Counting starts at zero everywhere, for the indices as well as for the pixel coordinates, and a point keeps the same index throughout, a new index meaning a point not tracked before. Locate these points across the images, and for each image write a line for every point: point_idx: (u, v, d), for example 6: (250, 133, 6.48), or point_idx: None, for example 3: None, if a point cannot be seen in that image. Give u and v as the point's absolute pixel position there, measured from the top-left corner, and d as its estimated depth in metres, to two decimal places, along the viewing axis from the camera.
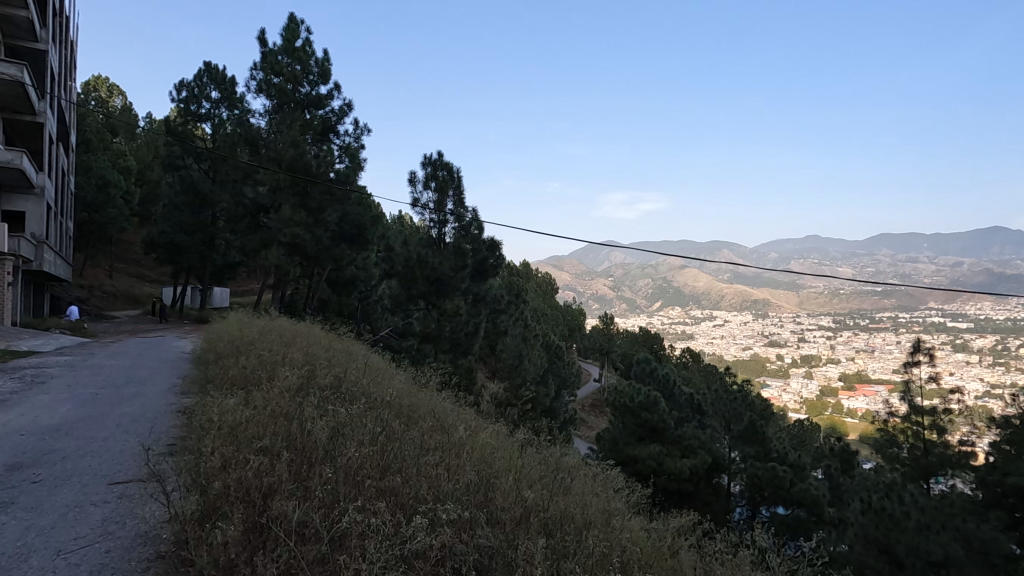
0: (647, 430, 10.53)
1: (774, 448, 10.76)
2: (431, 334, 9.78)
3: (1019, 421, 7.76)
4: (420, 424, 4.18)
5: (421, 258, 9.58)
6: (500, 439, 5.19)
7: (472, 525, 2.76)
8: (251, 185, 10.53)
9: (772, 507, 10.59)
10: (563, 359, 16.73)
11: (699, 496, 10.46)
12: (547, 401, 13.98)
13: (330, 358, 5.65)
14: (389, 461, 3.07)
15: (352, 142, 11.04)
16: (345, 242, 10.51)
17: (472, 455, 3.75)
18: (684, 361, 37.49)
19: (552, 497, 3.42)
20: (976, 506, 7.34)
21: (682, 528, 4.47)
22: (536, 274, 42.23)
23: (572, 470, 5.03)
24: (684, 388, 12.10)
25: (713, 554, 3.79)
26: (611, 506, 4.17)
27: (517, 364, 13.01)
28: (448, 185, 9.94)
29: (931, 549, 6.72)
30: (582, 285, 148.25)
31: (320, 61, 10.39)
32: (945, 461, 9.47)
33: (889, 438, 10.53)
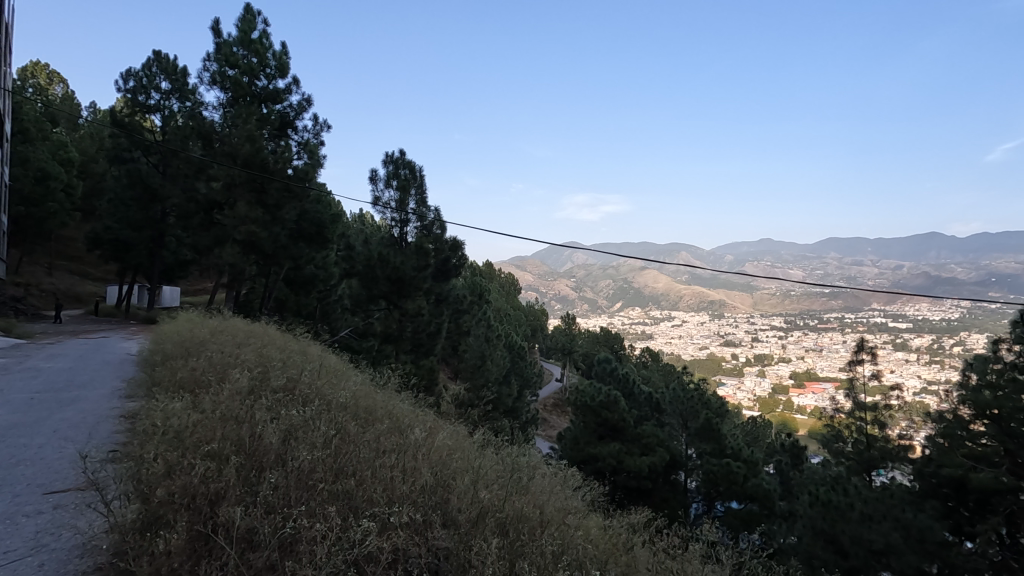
0: (607, 429, 10.70)
1: (728, 445, 11.14)
2: (393, 335, 9.65)
3: (953, 415, 8.18)
4: (377, 425, 4.13)
5: (382, 257, 9.40)
6: (460, 439, 5.17)
7: (427, 528, 2.76)
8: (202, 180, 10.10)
9: (726, 502, 10.94)
10: (526, 359, 16.81)
11: (658, 493, 10.68)
12: (509, 401, 13.99)
13: (285, 360, 5.51)
14: (343, 465, 3.03)
15: (312, 139, 10.77)
16: (303, 240, 10.23)
17: (429, 457, 3.74)
18: (643, 360, 38.29)
19: (507, 496, 3.45)
20: (914, 497, 7.75)
21: (638, 525, 4.57)
22: (499, 274, 42.29)
23: (531, 470, 5.08)
24: (643, 387, 12.35)
25: (667, 550, 3.90)
26: (568, 504, 4.25)
27: (479, 364, 13.01)
28: (409, 184, 9.81)
29: (873, 538, 7.07)
30: (544, 286, 149.23)
31: (278, 54, 10.11)
32: (886, 455, 10.03)
33: (835, 433, 11.15)
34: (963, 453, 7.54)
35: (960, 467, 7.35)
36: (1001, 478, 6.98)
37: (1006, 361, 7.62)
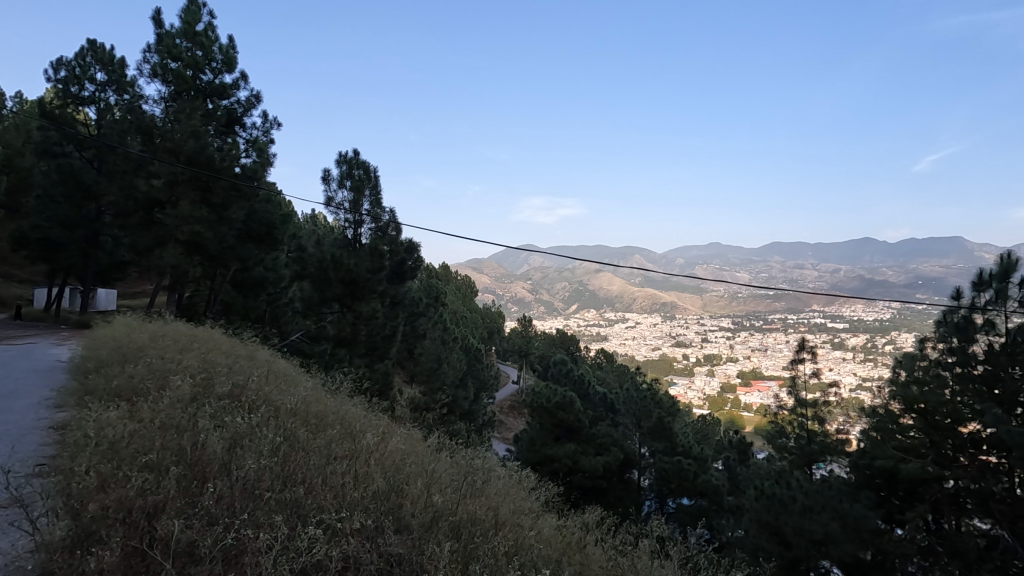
0: (563, 429, 10.80)
1: (680, 443, 11.46)
2: (346, 338, 9.47)
3: (884, 410, 8.71)
4: (328, 431, 4.04)
5: (334, 259, 9.18)
6: (414, 443, 5.12)
7: (379, 534, 2.73)
8: (140, 176, 9.49)
9: (678, 498, 11.25)
10: (482, 362, 16.79)
11: (613, 492, 10.86)
12: (466, 404, 13.89)
13: (231, 365, 5.31)
14: (292, 473, 2.96)
15: (261, 136, 10.42)
16: (251, 241, 9.94)
17: (382, 462, 3.68)
18: (598, 361, 38.92)
19: (462, 500, 3.45)
20: (851, 488, 8.19)
21: (592, 524, 4.65)
22: (456, 277, 42.10)
23: (487, 473, 5.09)
24: (598, 388, 12.56)
25: (619, 548, 3.99)
26: (522, 506, 4.28)
27: (436, 367, 12.79)
28: (363, 185, 9.64)
29: (813, 529, 7.43)
30: (501, 288, 149.38)
31: (225, 48, 9.77)
32: (825, 448, 10.47)
33: (779, 429, 11.68)
34: (894, 445, 7.98)
35: (891, 458, 7.83)
36: (927, 467, 7.48)
37: (931, 358, 8.16)
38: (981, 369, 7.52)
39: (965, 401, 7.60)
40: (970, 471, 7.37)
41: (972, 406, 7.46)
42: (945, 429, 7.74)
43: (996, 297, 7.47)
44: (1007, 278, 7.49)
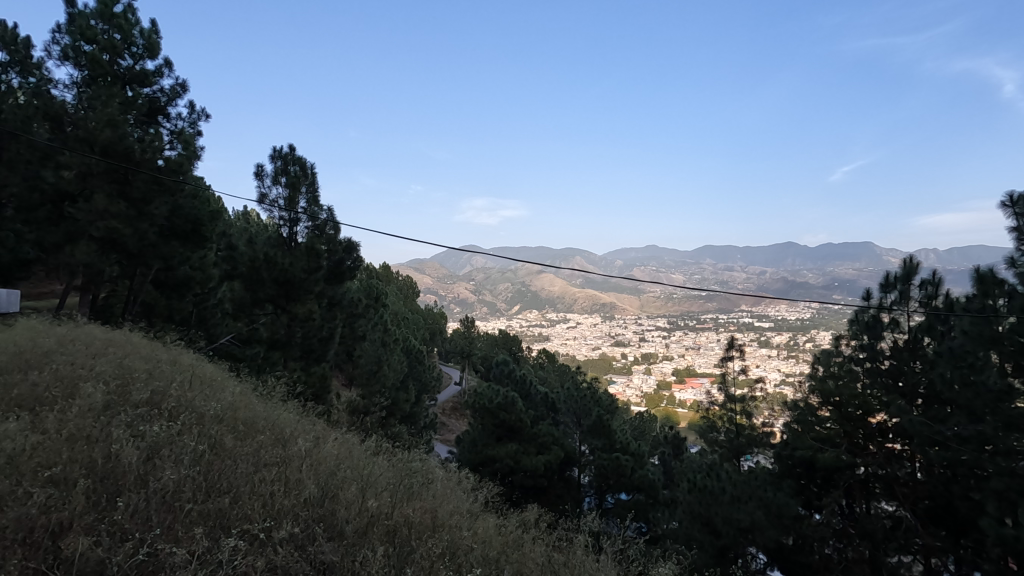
0: (504, 430, 10.83)
1: (617, 439, 11.75)
2: (280, 341, 9.04)
3: (804, 404, 9.29)
4: (257, 437, 3.88)
5: (268, 258, 8.77)
6: (351, 448, 4.99)
7: (310, 542, 2.67)
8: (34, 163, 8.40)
9: (616, 494, 11.55)
10: (423, 364, 16.58)
11: (553, 490, 11.00)
12: (406, 406, 13.64)
13: (150, 372, 4.97)
14: (216, 482, 2.83)
15: (187, 128, 9.84)
16: (175, 238, 9.42)
17: (315, 468, 3.58)
18: (540, 361, 39.33)
19: (397, 504, 3.41)
20: (774, 478, 8.68)
21: (529, 522, 4.71)
22: (397, 277, 41.39)
23: (426, 475, 5.04)
24: (539, 387, 12.69)
25: (557, 543, 4.08)
26: (461, 507, 4.28)
27: (375, 370, 12.44)
28: (300, 181, 9.31)
29: (741, 517, 7.83)
30: (443, 288, 148.08)
31: (147, 32, 9.18)
32: (751, 441, 11.23)
33: (710, 424, 12.25)
34: (813, 436, 8.57)
35: (809, 448, 8.37)
36: (841, 456, 8.02)
37: (844, 355, 8.75)
38: (887, 364, 8.18)
39: (873, 394, 8.24)
40: (878, 458, 8.07)
41: (880, 399, 8.10)
42: (857, 419, 8.30)
43: (900, 297, 8.25)
44: (910, 279, 8.29)
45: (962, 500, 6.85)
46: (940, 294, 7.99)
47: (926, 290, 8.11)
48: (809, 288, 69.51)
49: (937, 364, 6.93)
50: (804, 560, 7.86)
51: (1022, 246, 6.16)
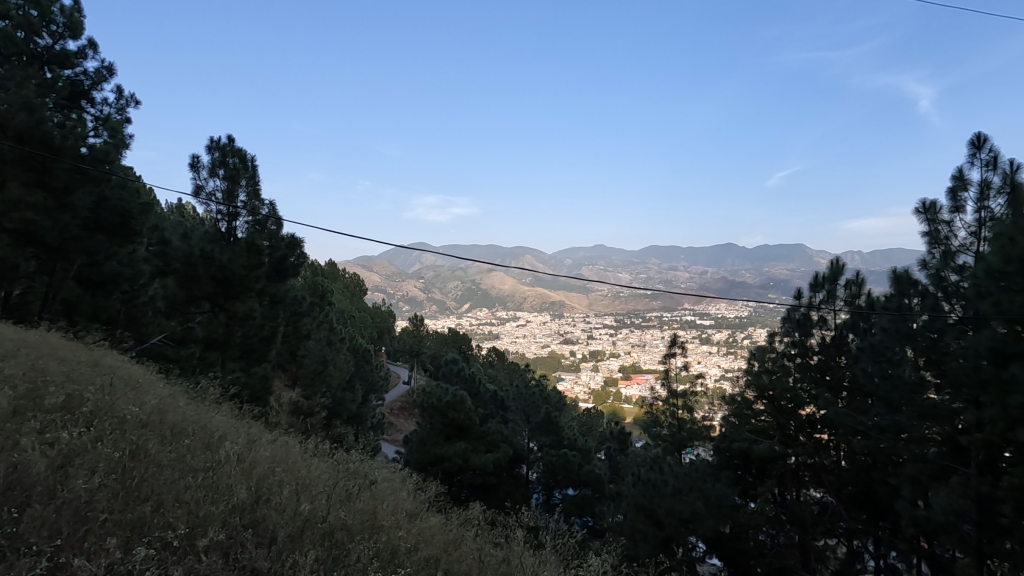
0: (453, 429, 10.76)
1: (565, 436, 11.92)
2: (218, 340, 8.66)
3: (741, 398, 9.76)
4: (184, 441, 3.70)
5: (204, 254, 8.33)
6: (289, 451, 4.82)
7: (238, 547, 2.59)
8: None
9: (564, 489, 11.73)
10: (371, 363, 16.23)
11: (502, 487, 11.02)
12: (353, 407, 13.33)
13: (68, 375, 4.63)
14: (136, 490, 2.70)
15: (114, 114, 9.21)
16: (101, 232, 8.72)
17: (248, 472, 3.46)
18: (490, 360, 39.34)
19: (334, 506, 3.35)
20: (713, 469, 9.08)
21: (474, 520, 4.74)
22: (343, 275, 40.37)
23: (370, 477, 4.97)
24: (489, 385, 12.68)
25: (497, 539, 4.12)
26: (405, 508, 4.24)
27: (320, 370, 12.14)
28: (239, 173, 8.93)
29: (682, 509, 8.08)
30: (391, 287, 145.39)
31: (68, 10, 8.58)
32: (693, 435, 11.60)
33: (654, 418, 12.50)
34: (749, 429, 9.04)
35: (746, 440, 8.85)
36: (774, 447, 8.51)
37: (777, 350, 9.12)
38: (816, 359, 8.67)
39: (804, 387, 8.70)
40: (807, 448, 8.59)
41: (810, 392, 8.57)
42: (788, 412, 8.79)
43: (828, 296, 8.66)
44: (836, 279, 8.73)
45: (881, 485, 7.38)
46: (862, 293, 8.49)
47: (851, 290, 8.59)
48: (747, 288, 72.86)
49: (860, 358, 7.46)
50: (740, 546, 8.24)
51: (934, 250, 6.70)
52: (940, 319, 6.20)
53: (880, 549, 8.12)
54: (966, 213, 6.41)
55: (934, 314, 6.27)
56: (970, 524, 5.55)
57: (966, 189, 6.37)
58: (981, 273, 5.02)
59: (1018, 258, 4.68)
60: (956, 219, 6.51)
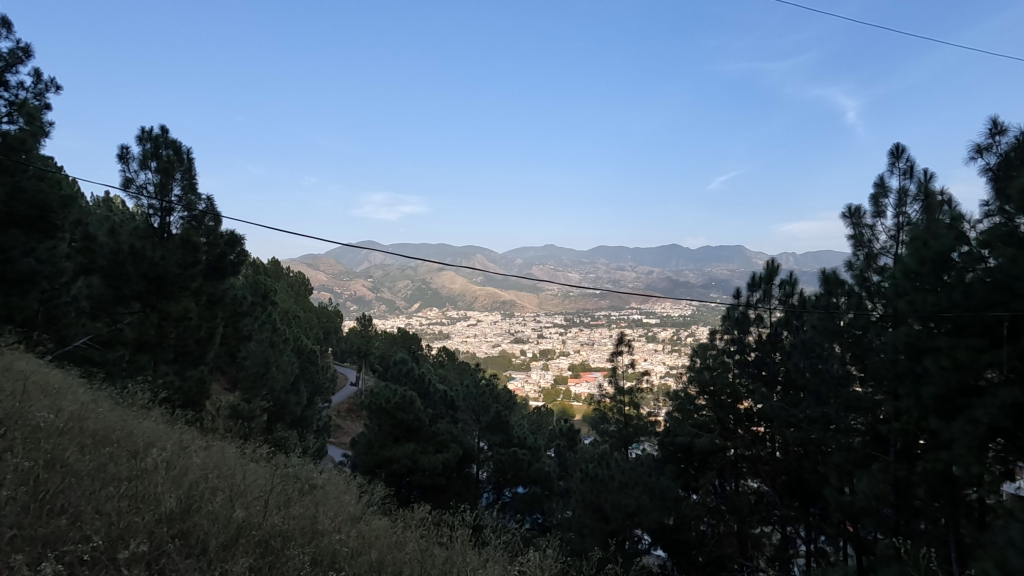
0: (402, 430, 10.60)
1: (515, 434, 11.98)
2: (149, 343, 8.20)
3: (684, 394, 10.10)
4: (107, 449, 3.49)
5: (134, 250, 7.84)
6: (224, 457, 4.60)
7: (163, 559, 2.46)
8: None
9: (513, 487, 11.76)
10: (316, 364, 15.72)
11: (451, 487, 10.93)
12: (297, 410, 12.88)
13: None
14: (51, 502, 2.52)
15: (30, 99, 8.48)
16: (13, 226, 7.51)
17: (177, 479, 3.30)
18: (441, 360, 39.06)
19: (271, 512, 3.25)
20: (658, 463, 9.36)
21: (421, 521, 4.71)
22: (287, 273, 39.01)
23: (313, 481, 4.83)
24: (438, 385, 12.53)
25: (441, 539, 4.10)
26: (349, 513, 4.16)
27: (262, 372, 11.69)
28: (173, 166, 8.47)
29: (628, 502, 8.23)
30: (338, 285, 141.75)
31: None
32: (639, 430, 12.03)
33: (601, 415, 12.81)
34: (691, 423, 9.45)
35: (688, 435, 9.25)
36: (715, 441, 8.92)
37: (718, 347, 9.52)
38: (753, 355, 9.05)
39: (742, 382, 9.12)
40: (745, 440, 9.02)
41: (748, 386, 8.99)
42: (728, 406, 9.18)
43: (764, 296, 9.06)
44: (772, 280, 9.11)
45: (811, 473, 7.82)
46: (796, 293, 8.86)
47: (785, 289, 8.95)
48: (690, 288, 75.48)
49: (792, 354, 7.89)
50: (683, 537, 8.44)
51: (858, 252, 7.15)
52: (864, 316, 6.63)
53: (810, 534, 8.60)
54: (887, 218, 6.87)
55: (859, 312, 6.67)
56: (889, 508, 5.96)
57: (887, 196, 6.83)
58: (899, 274, 5.39)
59: (932, 259, 5.07)
60: (877, 224, 6.97)
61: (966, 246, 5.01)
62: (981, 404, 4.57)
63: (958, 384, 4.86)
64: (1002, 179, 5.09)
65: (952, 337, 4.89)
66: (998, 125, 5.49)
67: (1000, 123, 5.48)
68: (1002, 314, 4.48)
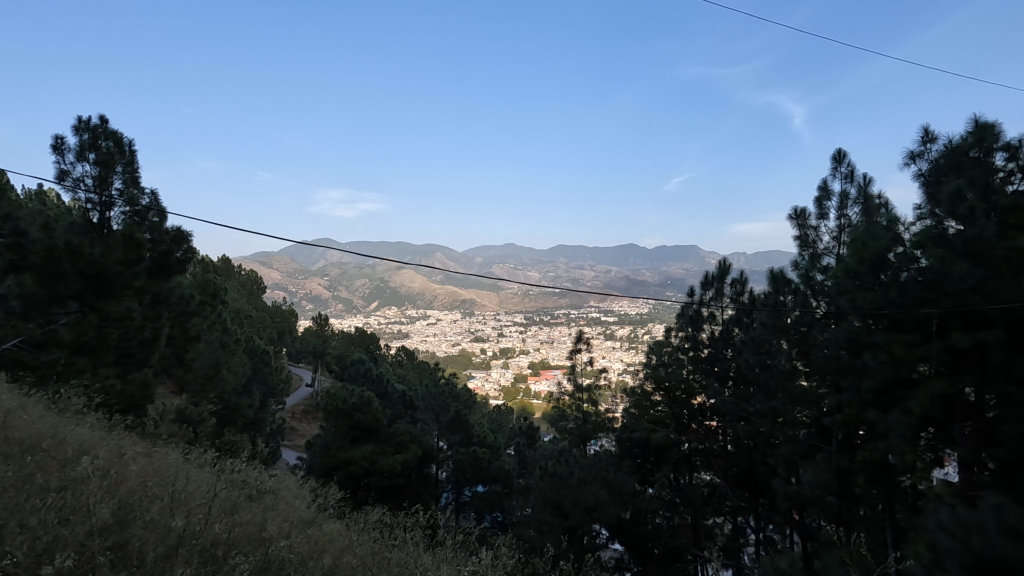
0: (359, 431, 10.37)
1: (475, 433, 11.94)
2: (87, 344, 7.70)
3: (640, 390, 10.29)
4: (34, 458, 3.25)
5: (71, 248, 7.32)
6: (166, 464, 4.37)
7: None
8: None
9: (473, 486, 11.73)
10: (269, 365, 15.24)
11: (410, 488, 10.79)
12: (249, 412, 12.44)
13: None
14: None
15: None
16: None
17: (112, 489, 3.12)
18: (400, 359, 38.58)
19: (216, 520, 3.12)
20: (616, 458, 9.52)
21: (375, 524, 4.64)
22: (238, 272, 37.67)
23: (264, 487, 4.65)
24: (396, 385, 12.34)
25: (394, 542, 4.04)
26: (302, 519, 4.04)
27: (211, 374, 11.26)
28: (113, 159, 8.03)
29: (586, 498, 8.30)
30: (293, 284, 137.83)
31: None
32: (598, 427, 12.20)
33: (560, 413, 12.93)
34: (648, 419, 9.71)
35: (645, 430, 9.51)
36: (670, 435, 9.20)
37: (673, 344, 9.75)
38: (706, 352, 9.32)
39: (696, 378, 9.38)
40: (699, 434, 9.31)
41: (701, 382, 9.25)
42: (682, 401, 9.44)
43: (716, 294, 9.29)
44: (723, 279, 9.35)
45: (760, 465, 8.12)
46: (745, 292, 9.17)
47: (736, 288, 9.22)
48: (646, 287, 77.18)
49: (743, 350, 8.16)
50: (639, 530, 8.66)
51: (804, 252, 7.46)
52: (809, 313, 6.93)
53: (759, 524, 8.94)
54: (829, 220, 7.18)
55: (804, 309, 6.94)
56: (832, 496, 6.24)
57: (829, 199, 7.14)
58: (841, 273, 5.66)
59: (870, 260, 5.32)
60: (821, 225, 7.27)
61: (902, 247, 5.30)
62: (914, 395, 4.83)
63: (894, 377, 5.11)
64: (933, 184, 5.40)
65: (889, 333, 5.17)
66: (929, 133, 5.83)
67: (930, 131, 5.82)
68: (933, 310, 4.75)
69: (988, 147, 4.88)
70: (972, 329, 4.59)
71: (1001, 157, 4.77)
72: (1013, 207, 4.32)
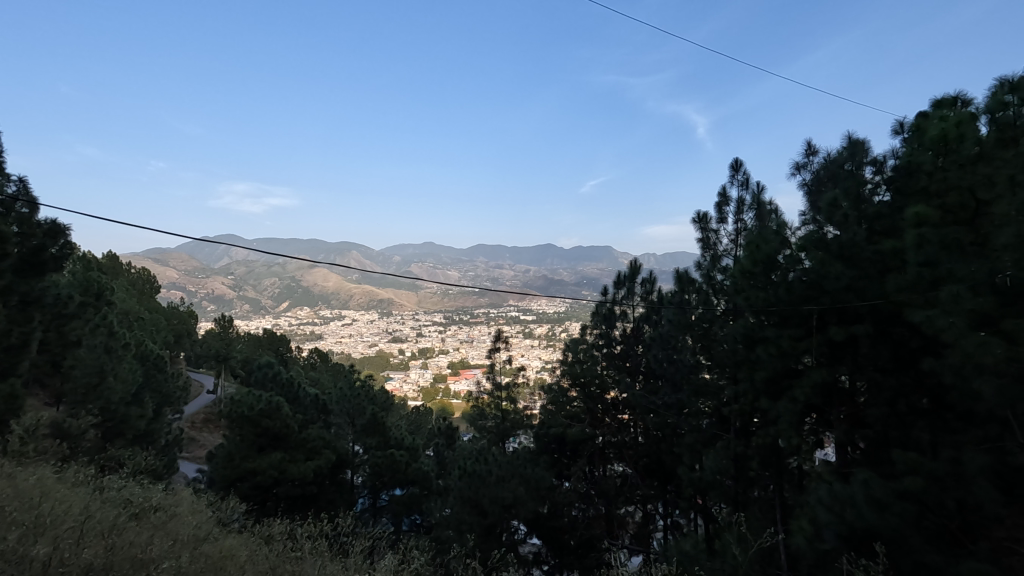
0: (266, 438, 9.78)
1: (392, 436, 11.65)
2: None
3: (557, 387, 10.53)
4: None
5: None
6: (30, 486, 3.83)
7: None
8: None
9: (390, 490, 11.46)
10: (164, 371, 14.01)
11: (323, 496, 10.33)
12: (140, 423, 11.37)
13: None
14: None
15: None
16: None
17: None
18: (313, 362, 36.94)
19: (90, 543, 2.81)
20: (534, 454, 9.68)
21: (280, 537, 4.37)
22: (128, 270, 34.33)
23: (155, 506, 4.23)
24: (309, 389, 11.69)
25: (302, 554, 3.83)
26: (197, 537, 3.72)
27: (94, 382, 10.16)
28: None
29: (505, 495, 8.36)
30: (192, 284, 127.76)
31: None
32: (516, 424, 12.34)
33: (479, 412, 12.94)
34: (564, 414, 10.02)
35: (562, 425, 9.80)
36: (585, 430, 9.60)
37: (588, 342, 10.04)
38: (619, 348, 9.71)
39: (609, 373, 9.75)
40: (612, 427, 9.70)
41: (614, 377, 9.61)
42: (596, 397, 9.82)
43: (627, 293, 9.61)
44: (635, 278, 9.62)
45: (667, 454, 8.59)
46: (655, 290, 9.49)
47: (646, 286, 9.54)
48: (564, 286, 79.19)
49: (652, 346, 8.56)
50: (556, 523, 8.87)
51: (706, 254, 7.96)
52: (710, 311, 7.46)
53: (667, 510, 9.45)
54: (728, 224, 7.72)
55: (706, 307, 7.44)
56: (730, 480, 6.72)
57: (728, 204, 7.67)
58: (737, 273, 6.04)
59: (763, 261, 5.76)
60: (721, 229, 7.80)
61: (788, 249, 5.77)
62: (799, 385, 5.30)
63: (782, 368, 5.59)
64: (814, 193, 5.95)
65: (777, 328, 5.61)
66: (811, 147, 6.46)
67: (812, 146, 6.45)
68: (814, 307, 5.23)
69: (859, 161, 5.47)
70: (846, 324, 5.14)
71: (870, 170, 5.36)
72: (878, 216, 4.96)
